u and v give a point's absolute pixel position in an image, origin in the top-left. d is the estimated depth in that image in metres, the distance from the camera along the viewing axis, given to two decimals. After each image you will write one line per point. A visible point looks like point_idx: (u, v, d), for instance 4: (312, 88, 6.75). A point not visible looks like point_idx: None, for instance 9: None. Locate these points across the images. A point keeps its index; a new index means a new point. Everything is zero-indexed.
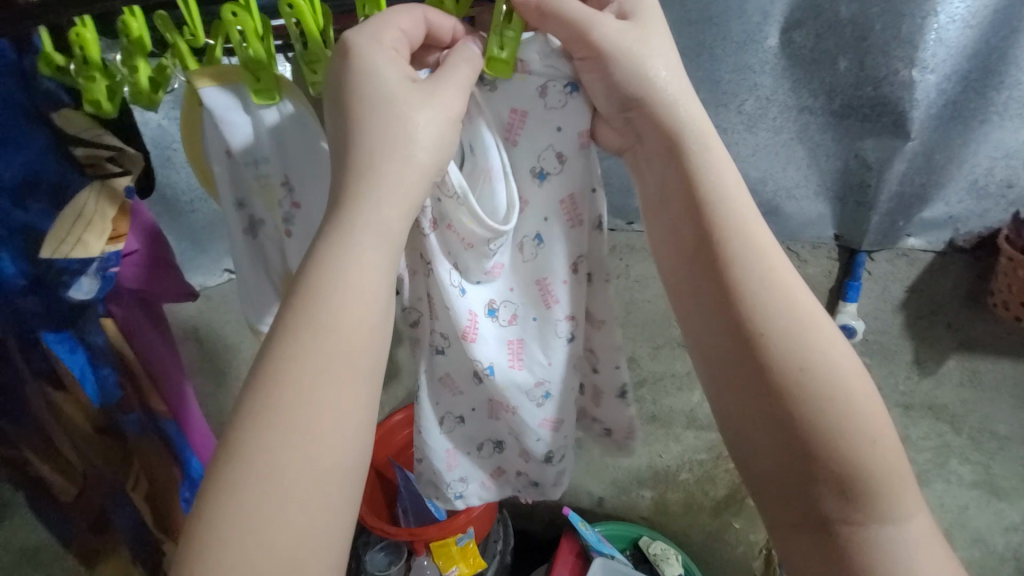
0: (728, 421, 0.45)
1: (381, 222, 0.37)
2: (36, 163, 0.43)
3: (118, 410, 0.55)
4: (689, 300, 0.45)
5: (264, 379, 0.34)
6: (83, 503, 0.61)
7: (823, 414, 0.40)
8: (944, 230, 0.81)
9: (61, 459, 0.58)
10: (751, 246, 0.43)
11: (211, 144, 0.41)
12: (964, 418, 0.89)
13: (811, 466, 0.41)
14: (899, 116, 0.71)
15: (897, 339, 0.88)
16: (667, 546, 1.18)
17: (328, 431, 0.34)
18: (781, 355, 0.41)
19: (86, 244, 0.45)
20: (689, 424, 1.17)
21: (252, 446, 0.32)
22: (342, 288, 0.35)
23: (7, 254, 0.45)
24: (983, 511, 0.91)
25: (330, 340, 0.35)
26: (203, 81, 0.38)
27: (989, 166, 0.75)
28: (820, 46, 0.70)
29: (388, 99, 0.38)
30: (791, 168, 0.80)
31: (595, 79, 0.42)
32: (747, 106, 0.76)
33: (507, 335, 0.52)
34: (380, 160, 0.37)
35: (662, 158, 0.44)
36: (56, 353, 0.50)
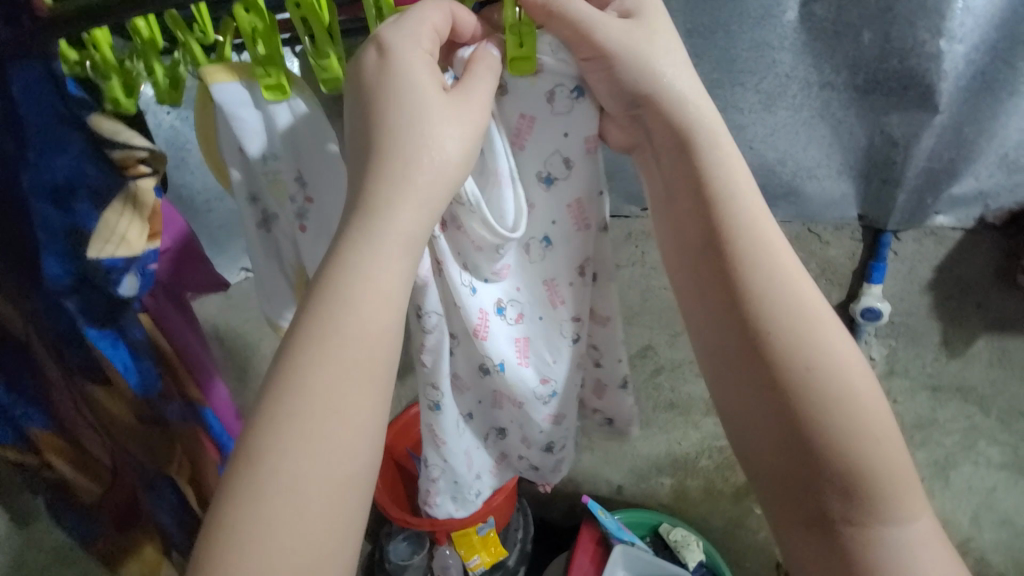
0: (732, 419, 0.44)
1: (401, 227, 0.36)
2: (76, 168, 0.41)
3: (161, 402, 0.57)
4: (694, 297, 0.45)
5: (287, 383, 0.33)
6: (110, 498, 0.62)
7: (828, 411, 0.39)
8: (973, 207, 0.78)
9: (87, 457, 0.58)
10: (757, 242, 0.42)
11: (224, 142, 0.40)
12: (994, 398, 0.88)
13: (816, 466, 0.40)
14: (927, 89, 0.69)
15: (924, 320, 0.86)
16: (688, 533, 1.18)
17: (346, 437, 0.33)
18: (786, 351, 0.40)
19: (129, 243, 0.46)
20: (709, 411, 1.16)
21: (273, 453, 0.32)
22: (362, 292, 0.35)
23: (58, 255, 0.44)
24: (1012, 492, 0.90)
25: (361, 348, 0.35)
26: (216, 77, 0.37)
27: (1020, 139, 0.72)
28: (844, 19, 0.67)
29: (421, 90, 0.37)
30: (812, 147, 0.78)
31: (601, 79, 0.41)
32: (766, 84, 0.73)
33: (511, 334, 0.52)
34: (395, 163, 0.36)
35: (673, 153, 0.43)
36: (99, 350, 0.50)
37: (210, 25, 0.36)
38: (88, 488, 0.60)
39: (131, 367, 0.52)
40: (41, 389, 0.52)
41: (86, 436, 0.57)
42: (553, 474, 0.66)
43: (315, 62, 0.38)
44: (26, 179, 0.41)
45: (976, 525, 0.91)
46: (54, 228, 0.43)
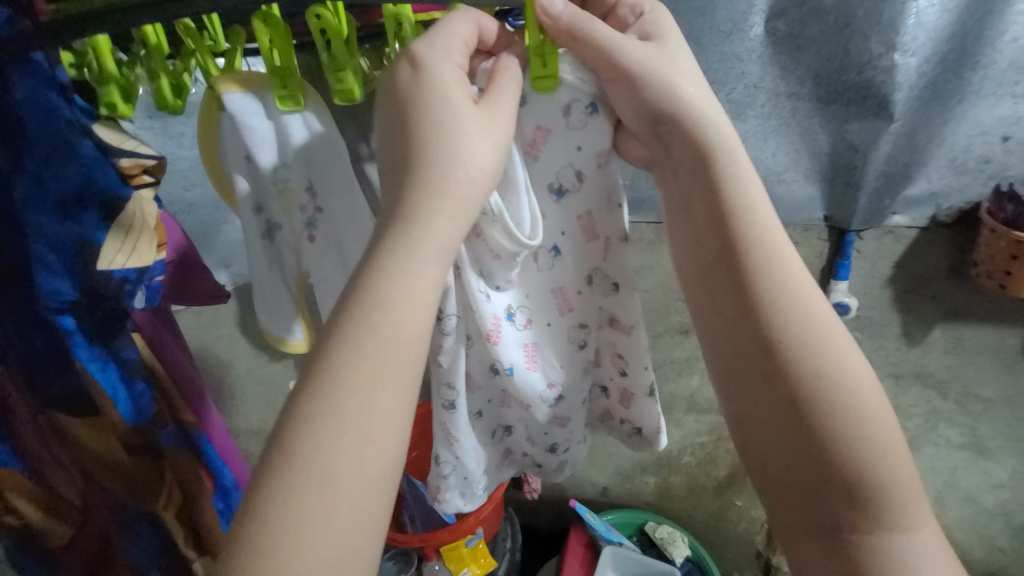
0: (742, 428, 0.43)
1: (442, 228, 0.36)
2: (82, 177, 0.38)
3: (152, 426, 0.51)
4: (704, 304, 0.44)
5: (325, 381, 0.33)
6: (76, 542, 0.57)
7: (841, 423, 0.38)
8: (927, 207, 0.85)
9: (53, 495, 0.53)
10: (772, 251, 0.41)
11: (228, 152, 0.40)
12: (950, 384, 0.95)
13: (829, 480, 0.38)
14: (883, 99, 0.74)
15: (885, 313, 0.92)
16: (673, 529, 1.20)
17: (381, 433, 0.33)
18: (799, 360, 0.40)
19: (140, 254, 0.42)
20: (690, 409, 1.20)
21: (313, 447, 0.31)
22: (397, 293, 0.34)
23: (56, 272, 0.40)
24: (971, 471, 0.98)
25: (396, 348, 0.34)
26: (226, 86, 0.37)
27: (966, 144, 0.79)
28: (804, 33, 0.72)
29: (454, 112, 0.37)
30: (780, 153, 0.82)
31: (622, 99, 0.41)
32: (735, 94, 0.77)
33: (516, 340, 0.52)
34: (431, 168, 0.36)
35: (690, 165, 0.42)
36: (88, 372, 0.46)
37: (221, 31, 0.36)
38: (57, 533, 0.55)
39: (118, 394, 0.48)
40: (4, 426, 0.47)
41: (54, 475, 0.52)
42: (558, 474, 0.66)
43: (330, 73, 0.36)
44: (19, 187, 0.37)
45: (942, 504, 0.99)
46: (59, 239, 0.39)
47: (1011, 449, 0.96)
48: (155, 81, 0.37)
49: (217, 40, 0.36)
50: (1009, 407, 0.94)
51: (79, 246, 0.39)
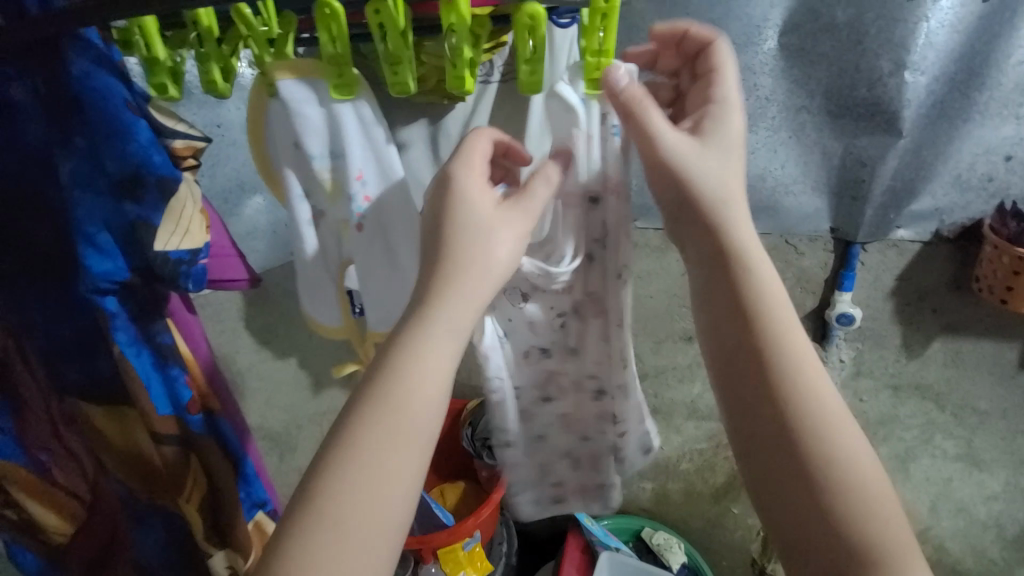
0: (768, 511, 0.42)
1: (455, 312, 0.41)
2: (143, 153, 0.38)
3: (186, 413, 0.50)
4: (723, 374, 0.45)
5: (345, 441, 0.37)
6: (84, 537, 0.57)
7: (863, 506, 0.39)
8: (930, 222, 0.87)
9: (56, 491, 0.54)
10: (787, 327, 0.44)
11: (277, 132, 0.46)
12: (948, 396, 0.97)
13: (854, 572, 0.38)
14: (892, 115, 0.76)
15: (887, 324, 0.94)
16: (670, 536, 1.21)
17: (389, 490, 0.36)
18: (817, 437, 0.41)
19: (193, 235, 0.42)
20: (690, 415, 1.20)
21: (334, 493, 0.36)
22: (416, 366, 0.39)
23: (101, 251, 0.40)
24: (966, 482, 1.01)
25: (410, 412, 0.38)
26: (282, 73, 0.41)
27: (971, 162, 0.81)
28: (816, 49, 0.73)
29: (476, 216, 0.43)
30: (789, 164, 0.83)
31: (659, 177, 0.45)
32: (747, 105, 0.79)
33: (538, 338, 0.56)
34: (457, 258, 0.42)
35: (693, 219, 0.46)
36: (125, 355, 0.45)
37: (273, 17, 0.38)
38: (58, 528, 0.55)
39: (150, 381, 0.47)
40: (17, 411, 0.49)
41: (62, 466, 0.53)
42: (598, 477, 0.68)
43: (388, 65, 0.39)
44: (80, 167, 0.38)
45: (935, 514, 1.03)
46: (114, 219, 0.40)
47: (1005, 461, 0.99)
48: (205, 63, 0.39)
49: (270, 25, 0.39)
50: (1004, 420, 0.97)
51: (136, 226, 0.40)
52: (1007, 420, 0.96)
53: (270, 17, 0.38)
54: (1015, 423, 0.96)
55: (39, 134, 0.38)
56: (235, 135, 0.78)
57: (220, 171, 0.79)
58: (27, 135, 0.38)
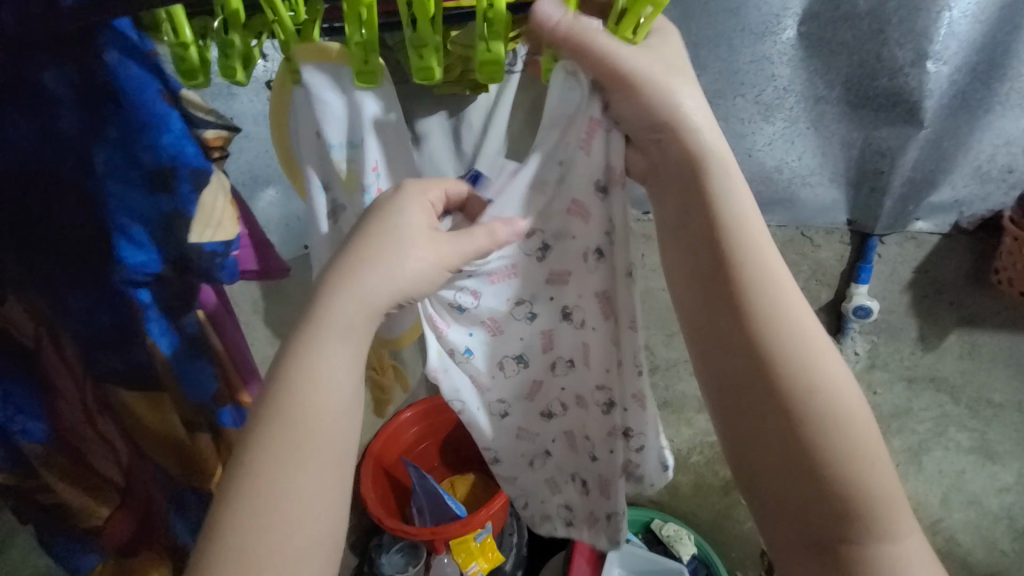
0: (738, 441, 0.48)
1: (347, 316, 0.42)
2: (178, 145, 0.42)
3: (214, 404, 0.57)
4: (700, 322, 0.48)
5: (246, 468, 0.37)
6: (120, 521, 0.58)
7: (830, 434, 0.44)
8: (950, 214, 0.86)
9: (93, 476, 0.54)
10: (763, 272, 0.45)
11: (298, 120, 0.46)
12: (963, 388, 0.97)
13: (817, 488, 0.44)
14: (913, 106, 0.75)
15: (903, 317, 0.95)
16: (679, 527, 1.21)
17: (296, 519, 0.36)
18: (791, 376, 0.44)
19: (225, 227, 0.48)
20: (701, 408, 1.20)
21: (230, 533, 0.36)
22: (309, 383, 0.40)
23: (145, 244, 0.45)
24: (979, 474, 1.01)
25: (304, 427, 0.39)
26: (305, 58, 0.41)
27: (991, 153, 0.79)
28: (836, 38, 0.72)
29: (395, 213, 0.44)
30: (807, 155, 0.83)
31: (626, 106, 0.44)
32: (764, 95, 0.78)
33: (529, 333, 0.54)
34: (354, 268, 0.42)
35: (682, 181, 0.46)
36: (159, 345, 0.51)
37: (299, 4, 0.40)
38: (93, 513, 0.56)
39: (182, 372, 0.54)
40: (49, 401, 0.49)
41: (95, 451, 0.54)
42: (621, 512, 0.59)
43: (412, 49, 0.38)
44: (114, 156, 0.42)
45: (946, 506, 1.03)
46: (148, 208, 0.44)
47: (1019, 453, 0.99)
48: (227, 50, 0.39)
49: (297, 12, 0.40)
50: (1019, 413, 0.97)
51: (169, 217, 0.44)
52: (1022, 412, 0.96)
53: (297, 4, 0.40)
54: None
55: (74, 126, 0.40)
56: (249, 128, 0.77)
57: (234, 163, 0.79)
58: (60, 123, 0.40)
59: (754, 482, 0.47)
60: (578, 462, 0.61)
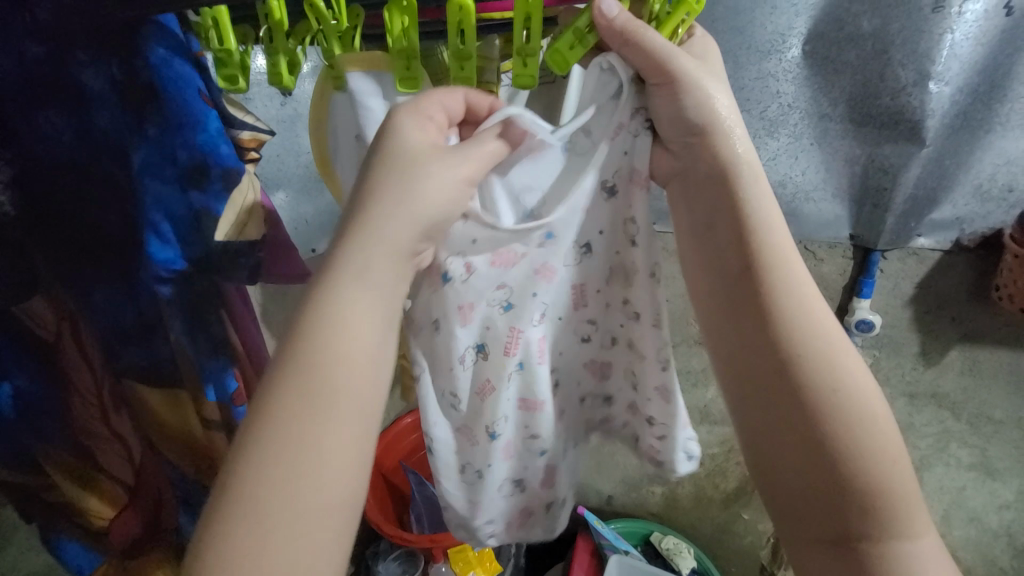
0: (756, 436, 0.49)
1: (364, 262, 0.41)
2: (210, 145, 0.44)
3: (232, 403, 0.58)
4: (724, 323, 0.50)
5: (262, 417, 0.38)
6: (127, 520, 0.61)
7: (849, 430, 0.45)
8: (951, 231, 0.88)
9: (100, 475, 0.57)
10: (791, 274, 0.48)
11: (339, 127, 0.48)
12: (964, 405, 0.98)
13: (836, 485, 0.45)
14: (915, 125, 0.76)
15: (905, 332, 0.96)
16: (679, 540, 1.20)
17: (315, 468, 0.37)
18: (813, 374, 0.46)
19: (249, 227, 0.49)
20: (702, 420, 1.20)
21: (247, 478, 0.37)
22: (329, 327, 0.40)
23: (171, 239, 0.47)
24: (979, 491, 1.01)
25: (327, 374, 0.39)
26: (353, 65, 0.43)
27: (992, 172, 0.81)
28: (840, 57, 0.74)
29: (409, 147, 0.42)
30: (810, 171, 0.84)
31: (664, 101, 0.45)
32: (769, 112, 0.79)
33: (499, 326, 0.53)
34: (366, 213, 0.42)
35: (712, 185, 0.48)
36: (184, 343, 0.52)
37: (343, 13, 0.40)
38: (100, 514, 0.59)
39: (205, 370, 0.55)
40: (63, 400, 0.52)
41: (107, 452, 0.56)
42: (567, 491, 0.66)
43: (456, 59, 0.42)
44: (149, 155, 0.43)
45: (945, 522, 1.03)
46: (178, 206, 0.46)
47: (1019, 470, 0.99)
48: (273, 56, 0.41)
49: (339, 19, 0.41)
50: (1020, 430, 0.97)
51: (198, 213, 0.46)
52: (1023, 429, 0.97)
53: (340, 12, 0.40)
54: None
55: (111, 123, 0.42)
56: None
57: None
58: (99, 120, 0.42)
59: (764, 475, 0.49)
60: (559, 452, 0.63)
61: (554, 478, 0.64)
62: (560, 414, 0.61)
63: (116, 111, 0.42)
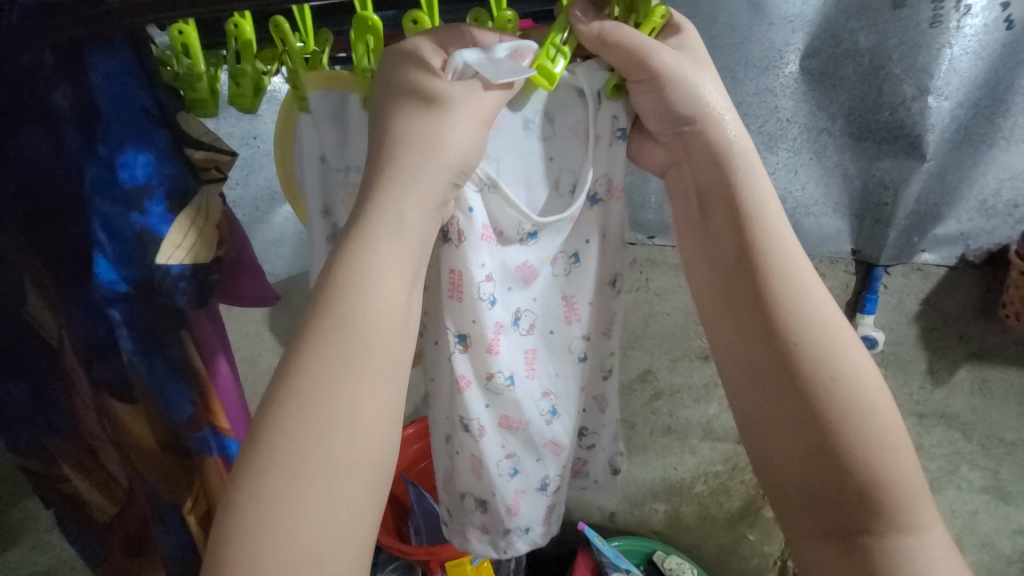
0: (756, 424, 0.48)
1: (401, 212, 0.42)
2: (157, 163, 0.46)
3: (189, 429, 0.58)
4: (723, 314, 0.50)
5: (290, 375, 0.38)
6: (121, 519, 0.64)
7: (852, 421, 0.44)
8: (957, 246, 0.86)
9: (104, 475, 0.61)
10: (787, 263, 0.47)
11: (302, 146, 0.49)
12: (975, 426, 0.96)
13: (838, 475, 0.44)
14: (915, 140, 0.75)
15: (911, 350, 0.94)
16: (682, 561, 1.16)
17: (347, 423, 0.37)
18: (812, 363, 0.45)
19: (194, 252, 0.49)
20: (705, 436, 1.18)
21: (279, 432, 0.36)
22: (367, 289, 0.40)
23: (114, 262, 0.47)
24: (992, 515, 0.98)
25: (352, 330, 0.39)
26: (314, 84, 0.45)
27: (996, 187, 0.78)
28: (838, 73, 0.73)
29: (425, 122, 0.42)
30: (811, 184, 0.83)
31: (648, 98, 0.47)
32: (768, 126, 0.79)
33: (484, 320, 0.52)
34: (398, 163, 0.42)
35: (711, 167, 0.48)
36: (138, 363, 0.53)
37: (309, 35, 0.45)
38: (101, 506, 0.62)
39: (161, 392, 0.55)
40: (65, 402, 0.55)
41: (107, 451, 0.59)
42: (537, 531, 0.67)
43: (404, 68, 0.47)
44: (100, 174, 0.45)
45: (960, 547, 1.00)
46: (125, 227, 0.47)
47: None
48: (239, 78, 0.45)
49: (308, 44, 0.45)
50: None
51: (140, 236, 0.47)
52: None
53: (307, 35, 0.45)
54: None
55: (79, 140, 0.44)
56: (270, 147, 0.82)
57: (252, 180, 0.84)
58: (68, 140, 0.44)
59: (766, 466, 0.48)
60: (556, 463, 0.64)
61: (517, 508, 0.63)
62: (548, 435, 0.61)
63: (78, 127, 0.44)
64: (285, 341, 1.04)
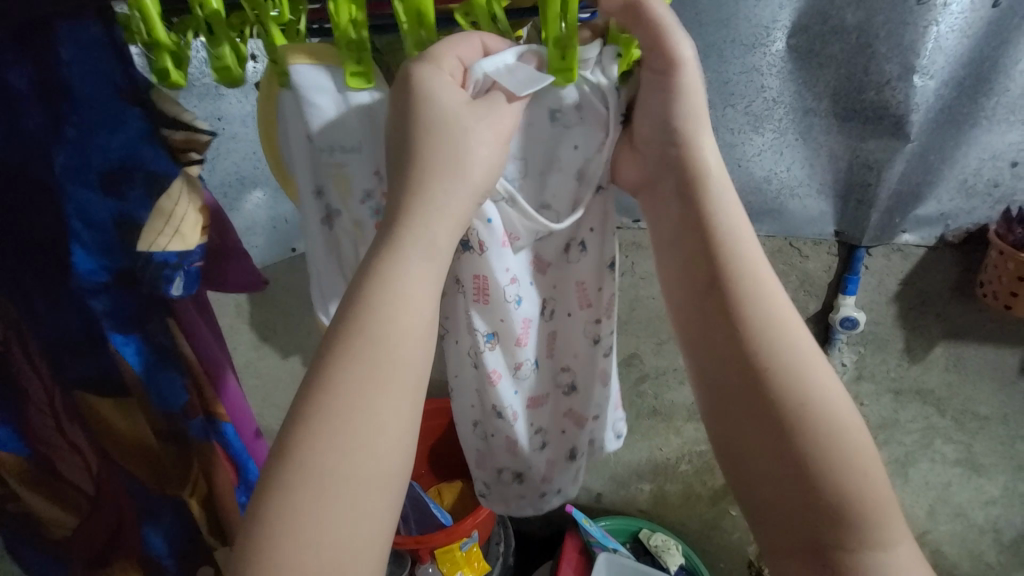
0: (730, 449, 0.45)
1: (432, 236, 0.39)
2: (131, 145, 0.42)
3: (184, 416, 0.55)
4: (697, 337, 0.47)
5: (320, 394, 0.35)
6: (87, 533, 0.60)
7: (825, 445, 0.42)
8: (936, 227, 0.87)
9: (59, 487, 0.56)
10: (758, 287, 0.45)
11: (288, 123, 0.45)
12: (948, 401, 0.99)
13: (809, 498, 0.42)
14: (900, 119, 0.75)
15: (890, 328, 0.96)
16: (667, 537, 1.19)
17: (371, 438, 0.35)
18: (786, 388, 0.43)
19: (183, 237, 0.45)
20: (690, 417, 1.19)
21: (308, 447, 0.34)
22: (393, 304, 0.38)
23: (88, 250, 0.44)
24: (964, 486, 1.03)
25: (365, 341, 0.37)
26: (296, 58, 0.41)
27: (977, 167, 0.80)
28: (824, 51, 0.72)
29: (439, 106, 0.39)
30: (796, 167, 0.82)
31: (656, 99, 0.45)
32: (754, 106, 0.77)
33: (510, 317, 0.52)
34: (424, 182, 0.40)
35: (678, 197, 0.47)
36: (123, 355, 0.50)
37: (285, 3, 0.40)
38: (61, 520, 0.58)
39: (152, 381, 0.52)
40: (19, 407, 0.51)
41: (64, 460, 0.55)
42: (575, 491, 0.69)
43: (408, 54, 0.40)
44: (67, 158, 0.41)
45: (933, 518, 1.06)
46: (102, 215, 0.43)
47: (1004, 466, 1.00)
48: (217, 49, 0.39)
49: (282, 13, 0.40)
50: (1004, 425, 0.98)
51: (119, 221, 0.44)
52: (1007, 425, 0.98)
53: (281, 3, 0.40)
54: (1015, 429, 0.98)
55: (42, 122, 0.40)
56: (235, 129, 0.77)
57: (219, 165, 0.79)
58: (28, 121, 0.40)
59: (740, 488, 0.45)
60: (568, 438, 0.64)
61: (553, 471, 0.66)
62: (568, 408, 0.62)
63: (40, 107, 0.40)
64: (262, 332, 1.00)
